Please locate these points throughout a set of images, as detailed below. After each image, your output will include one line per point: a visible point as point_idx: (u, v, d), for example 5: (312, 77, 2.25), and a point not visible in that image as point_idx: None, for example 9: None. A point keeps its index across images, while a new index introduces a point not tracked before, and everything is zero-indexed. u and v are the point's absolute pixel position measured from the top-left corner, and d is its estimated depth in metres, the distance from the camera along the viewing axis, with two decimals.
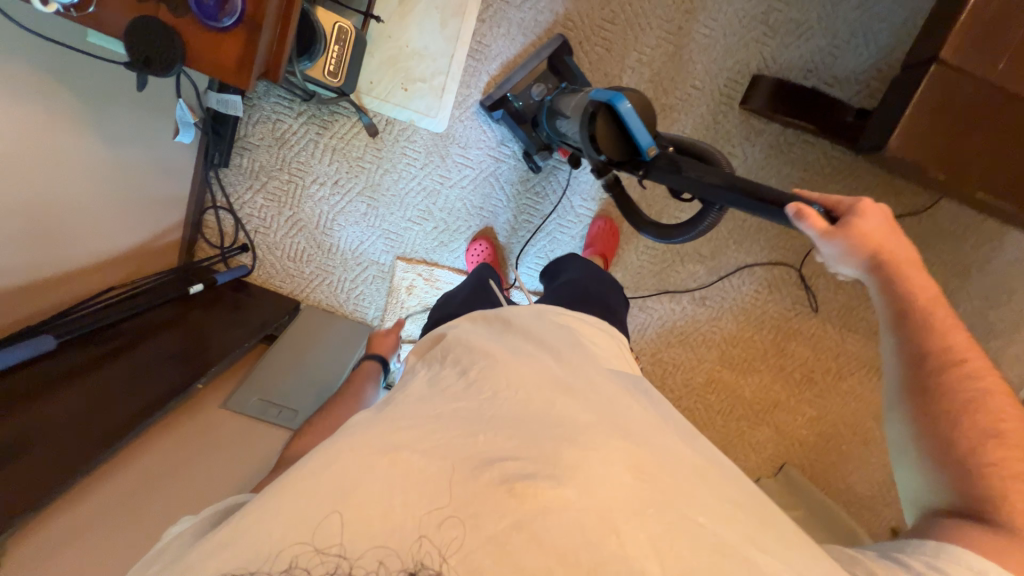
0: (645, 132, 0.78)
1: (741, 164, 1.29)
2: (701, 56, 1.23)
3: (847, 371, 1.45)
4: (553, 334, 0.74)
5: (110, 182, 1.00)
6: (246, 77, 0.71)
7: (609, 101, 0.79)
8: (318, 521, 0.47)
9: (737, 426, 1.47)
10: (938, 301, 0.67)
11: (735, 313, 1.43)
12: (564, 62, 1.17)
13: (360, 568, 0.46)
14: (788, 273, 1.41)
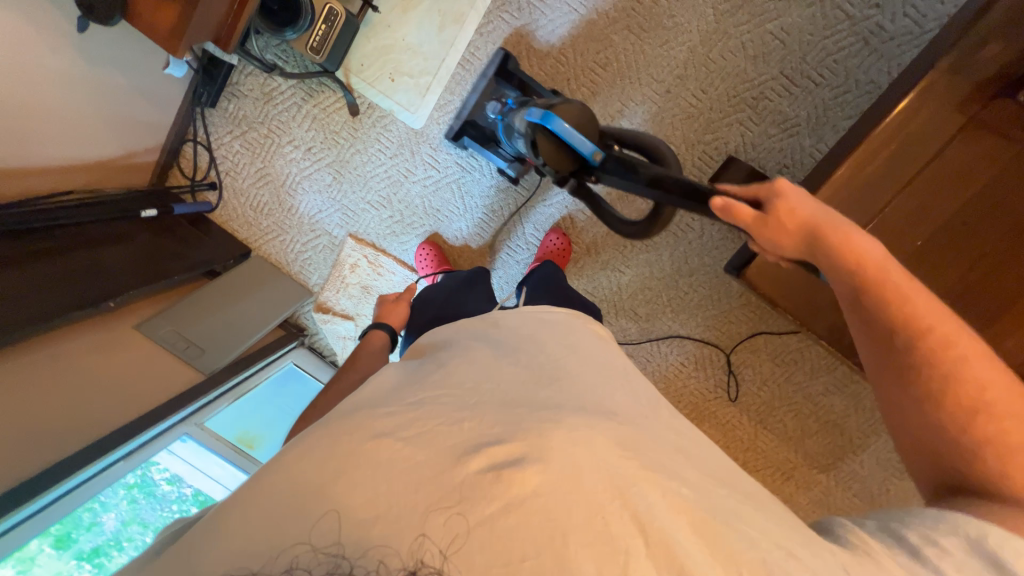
0: (585, 139, 0.73)
1: (697, 239, 1.32)
2: (683, 123, 1.24)
3: (763, 471, 1.41)
4: (507, 338, 0.68)
5: (89, 95, 1.03)
6: (176, 46, 0.80)
7: (540, 122, 0.76)
8: (316, 519, 0.43)
9: None
10: (887, 262, 0.57)
11: (656, 378, 1.43)
12: (506, 73, 1.14)
13: (360, 569, 0.41)
14: (717, 355, 1.39)
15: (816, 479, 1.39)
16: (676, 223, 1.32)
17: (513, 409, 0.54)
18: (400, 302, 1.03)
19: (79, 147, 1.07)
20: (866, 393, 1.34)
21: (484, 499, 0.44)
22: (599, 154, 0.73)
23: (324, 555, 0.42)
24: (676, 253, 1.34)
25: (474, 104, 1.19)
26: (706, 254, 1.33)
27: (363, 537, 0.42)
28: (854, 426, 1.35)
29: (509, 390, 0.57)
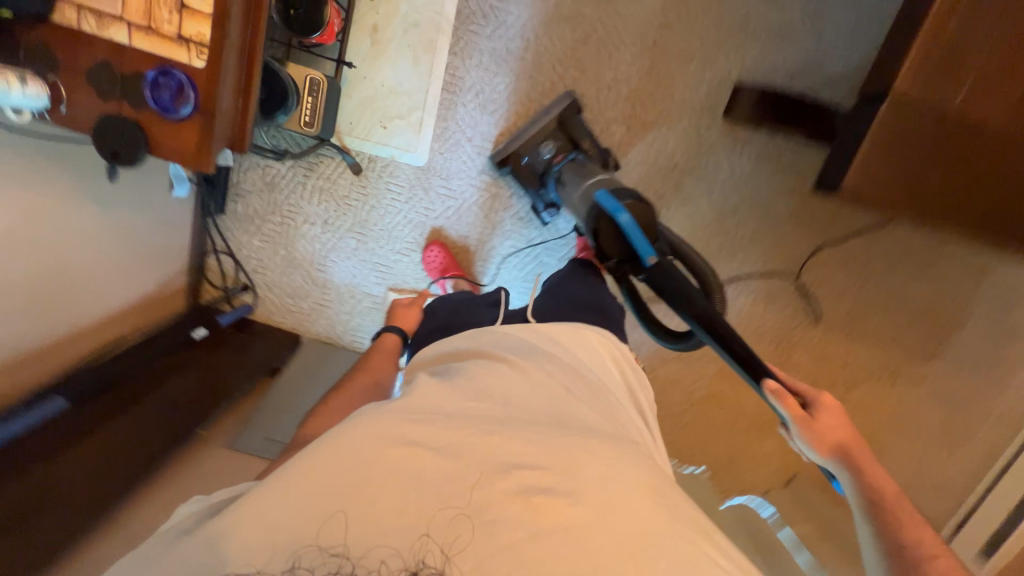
0: (644, 241, 0.85)
1: (729, 176, 1.27)
2: (680, 70, 1.20)
3: (858, 382, 1.38)
4: (514, 350, 0.74)
5: (114, 244, 1.05)
6: (207, 161, 0.69)
7: (610, 211, 0.86)
8: (324, 519, 0.51)
9: (742, 439, 1.48)
10: (899, 496, 0.74)
11: (731, 326, 1.40)
12: (568, 121, 1.17)
13: (363, 568, 0.50)
14: (786, 283, 1.35)
15: (915, 377, 1.37)
16: (704, 166, 1.27)
17: (539, 422, 0.61)
18: (414, 308, 1.07)
19: (121, 291, 1.11)
20: (952, 268, 1.30)
21: (495, 508, 0.52)
22: (654, 257, 0.85)
23: (328, 557, 0.50)
24: (712, 198, 1.29)
25: (528, 138, 1.18)
26: (742, 188, 1.28)
27: (363, 540, 0.50)
28: (948, 310, 1.33)
29: (533, 402, 0.64)
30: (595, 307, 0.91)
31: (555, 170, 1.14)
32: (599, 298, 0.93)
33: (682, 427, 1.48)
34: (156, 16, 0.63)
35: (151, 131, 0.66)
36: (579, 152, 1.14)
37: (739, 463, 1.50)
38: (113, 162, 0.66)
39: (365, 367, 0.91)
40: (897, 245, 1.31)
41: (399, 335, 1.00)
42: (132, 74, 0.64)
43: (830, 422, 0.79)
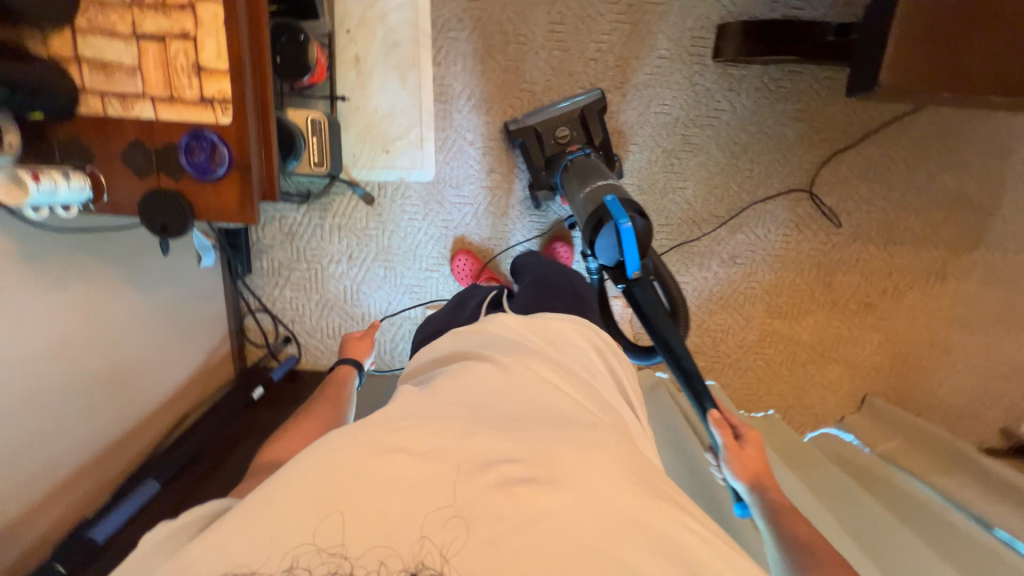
0: (637, 257, 0.89)
1: (732, 117, 1.28)
2: (660, 25, 1.21)
3: (905, 286, 1.42)
4: (507, 345, 0.68)
5: (159, 324, 1.04)
6: (250, 212, 0.68)
7: (615, 219, 0.88)
8: (318, 521, 0.44)
9: (805, 371, 1.48)
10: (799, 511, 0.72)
11: (769, 263, 1.40)
12: (592, 117, 1.19)
13: (360, 569, 0.42)
14: (813, 207, 1.36)
15: (963, 266, 1.39)
16: (706, 113, 1.27)
17: (522, 423, 0.55)
18: (366, 336, 0.99)
19: (174, 369, 1.10)
20: (970, 155, 1.33)
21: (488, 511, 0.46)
22: (638, 274, 0.90)
23: (327, 555, 0.42)
24: (721, 141, 1.30)
25: (548, 117, 1.19)
26: (748, 125, 1.29)
27: (364, 538, 0.43)
28: (979, 197, 1.35)
29: (528, 399, 0.58)
30: (571, 291, 0.89)
31: (566, 160, 1.15)
32: (573, 282, 0.92)
33: (739, 375, 1.48)
34: (178, 84, 0.64)
35: (190, 196, 0.67)
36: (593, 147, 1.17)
37: (808, 395, 1.49)
38: (164, 236, 0.67)
39: (321, 399, 0.81)
40: (913, 145, 1.33)
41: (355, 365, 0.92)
42: (165, 147, 0.65)
43: (754, 457, 0.80)
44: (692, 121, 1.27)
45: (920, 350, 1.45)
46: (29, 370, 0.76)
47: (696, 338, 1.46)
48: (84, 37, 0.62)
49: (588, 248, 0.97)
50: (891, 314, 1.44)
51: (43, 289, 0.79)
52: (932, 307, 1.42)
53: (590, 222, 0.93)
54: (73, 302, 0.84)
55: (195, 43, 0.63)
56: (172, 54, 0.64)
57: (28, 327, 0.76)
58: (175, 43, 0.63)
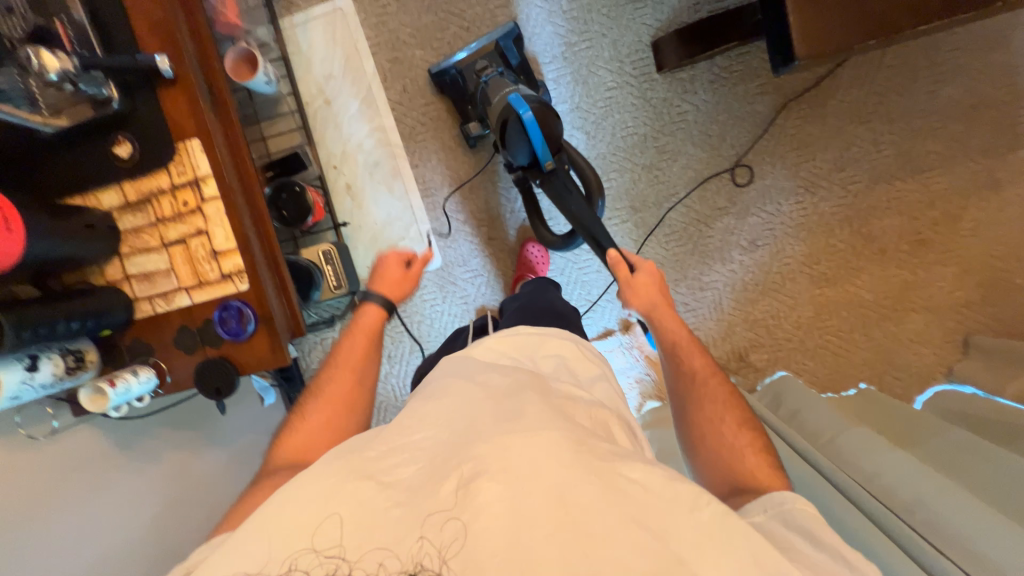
0: (545, 146, 0.96)
1: (699, 114, 1.30)
2: (599, 63, 1.29)
3: (957, 208, 1.29)
4: (489, 361, 0.74)
5: (239, 474, 1.13)
6: (281, 353, 0.77)
7: (518, 110, 0.94)
8: (318, 524, 0.52)
9: (883, 331, 1.34)
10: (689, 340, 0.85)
11: (794, 234, 1.33)
12: (509, 51, 1.22)
13: (361, 570, 0.49)
14: (818, 165, 1.31)
15: (1013, 167, 1.27)
16: (671, 119, 1.30)
17: (473, 428, 0.59)
18: (406, 277, 1.01)
19: None
20: (967, 59, 1.25)
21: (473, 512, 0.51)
22: (551, 163, 0.98)
23: (324, 556, 0.50)
24: (696, 139, 1.31)
25: (470, 52, 1.22)
26: (717, 116, 1.30)
27: (359, 545, 0.51)
28: (999, 94, 1.25)
29: (480, 409, 0.62)
30: (552, 311, 0.97)
31: (482, 83, 1.14)
32: (557, 305, 1.01)
33: (811, 356, 1.36)
34: (203, 270, 0.75)
35: (231, 355, 0.77)
36: (507, 69, 1.19)
37: (899, 356, 1.34)
38: (219, 397, 0.76)
39: (343, 359, 0.88)
40: (899, 71, 1.27)
41: (382, 307, 0.96)
42: (205, 323, 0.77)
43: (646, 282, 0.92)
44: (660, 132, 1.31)
45: (1005, 269, 1.29)
46: (139, 550, 0.84)
47: (748, 331, 1.37)
48: (128, 259, 0.76)
49: (502, 153, 1.03)
50: (955, 241, 1.30)
51: (140, 471, 0.90)
52: (999, 219, 1.29)
53: (497, 124, 0.99)
54: (163, 478, 0.93)
55: (208, 235, 0.75)
56: (193, 249, 0.75)
57: (131, 513, 0.85)
58: (193, 239, 0.75)
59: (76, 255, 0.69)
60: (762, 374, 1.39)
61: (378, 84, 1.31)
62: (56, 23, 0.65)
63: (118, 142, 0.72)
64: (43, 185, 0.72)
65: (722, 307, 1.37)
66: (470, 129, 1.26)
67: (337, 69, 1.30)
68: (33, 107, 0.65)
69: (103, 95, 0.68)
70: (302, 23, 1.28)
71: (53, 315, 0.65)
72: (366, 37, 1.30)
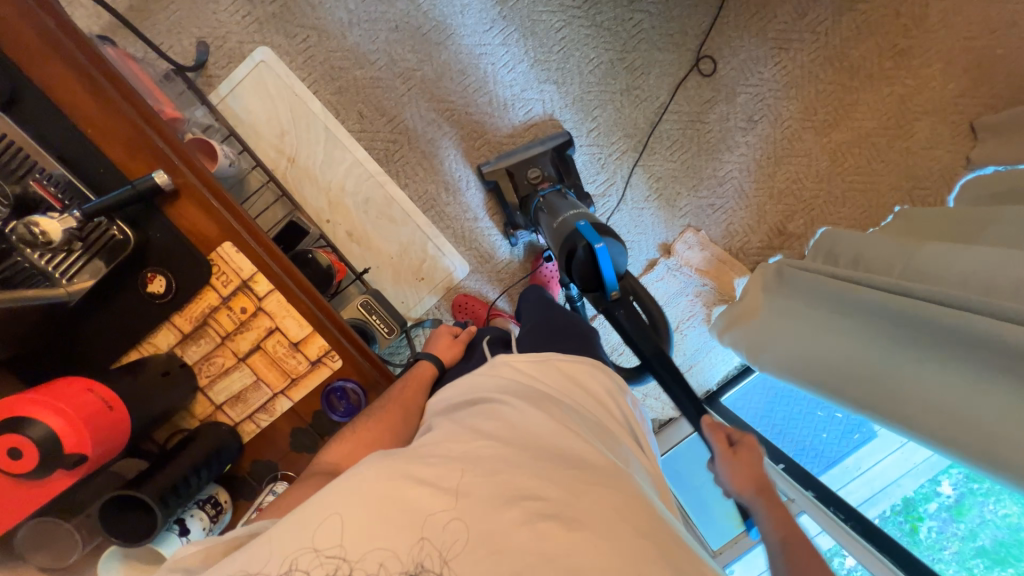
0: (613, 279, 0.93)
1: (654, 18, 1.27)
2: (540, 8, 1.24)
3: (921, 8, 1.31)
4: (521, 390, 0.67)
5: None
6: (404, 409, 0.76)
7: (589, 240, 0.91)
8: (319, 523, 0.50)
9: (897, 150, 1.36)
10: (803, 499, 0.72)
11: (784, 94, 1.33)
12: (563, 158, 1.24)
13: (360, 569, 0.48)
14: (783, 20, 1.29)
15: None
16: (629, 34, 1.27)
17: (546, 456, 0.56)
18: (459, 342, 0.88)
19: None
20: None
21: (518, 548, 0.48)
22: (616, 293, 0.95)
23: (325, 557, 0.48)
24: (660, 43, 1.28)
25: (522, 156, 1.22)
26: (671, 13, 1.27)
27: (363, 544, 0.49)
28: None
29: (537, 436, 0.59)
30: (578, 333, 0.85)
31: (538, 198, 1.17)
32: (574, 321, 0.89)
33: (843, 202, 1.39)
34: (291, 366, 0.72)
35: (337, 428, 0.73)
36: (564, 185, 1.19)
37: (920, 167, 1.36)
38: None
39: (394, 399, 0.72)
40: None
41: (434, 363, 0.81)
42: (315, 413, 0.73)
43: (751, 460, 0.77)
44: (625, 51, 1.27)
45: (983, 45, 1.31)
46: None
47: (776, 205, 1.39)
48: (213, 388, 0.71)
49: (565, 273, 1.00)
50: (928, 37, 1.32)
51: None
52: (959, 2, 1.31)
53: (564, 248, 0.95)
54: None
55: (280, 330, 0.71)
56: (271, 349, 0.71)
57: None
58: (268, 341, 0.71)
59: (162, 407, 0.64)
60: (804, 238, 1.41)
61: (333, 121, 1.24)
62: (32, 184, 0.59)
63: (149, 278, 0.67)
64: (91, 357, 0.67)
65: (745, 193, 1.38)
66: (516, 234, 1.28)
67: (288, 124, 1.22)
68: (49, 279, 0.61)
69: (116, 240, 0.64)
70: (231, 92, 1.19)
71: (182, 472, 0.62)
72: (300, 79, 1.22)
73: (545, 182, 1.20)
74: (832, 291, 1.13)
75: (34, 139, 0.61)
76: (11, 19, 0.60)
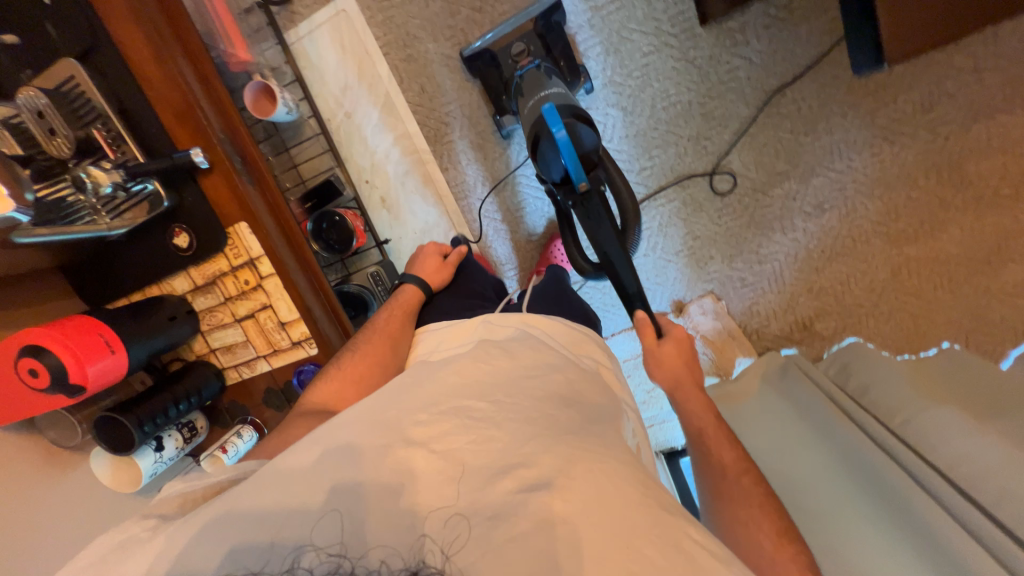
0: (577, 167, 0.88)
1: (752, 69, 1.14)
2: (632, 25, 1.15)
3: None
4: (516, 343, 0.76)
5: None
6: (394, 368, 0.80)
7: (551, 128, 0.85)
8: (317, 518, 0.51)
9: (972, 286, 1.21)
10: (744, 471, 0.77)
11: (867, 191, 1.19)
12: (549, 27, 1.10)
13: (362, 566, 0.48)
14: (899, 111, 1.14)
15: None
16: (719, 79, 1.15)
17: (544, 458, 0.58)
18: (445, 267, 0.99)
19: None
20: None
21: (516, 518, 0.50)
22: (585, 185, 0.90)
23: (325, 554, 0.48)
24: (750, 97, 1.16)
25: (503, 33, 1.12)
26: (775, 67, 1.13)
27: (363, 541, 0.49)
28: None
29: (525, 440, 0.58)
30: (580, 308, 0.95)
31: (516, 78, 1.04)
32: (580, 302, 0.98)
33: (887, 320, 1.27)
34: (275, 340, 0.81)
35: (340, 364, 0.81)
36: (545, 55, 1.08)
37: (993, 311, 1.21)
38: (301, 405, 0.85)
39: (383, 328, 0.85)
40: None
41: (420, 287, 0.94)
42: (287, 382, 0.83)
43: (671, 353, 0.96)
44: (708, 95, 1.16)
45: None
46: None
47: (811, 301, 1.30)
48: (211, 334, 0.82)
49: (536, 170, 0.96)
50: None
51: None
52: None
53: (531, 139, 0.91)
54: None
55: (273, 308, 0.79)
56: (263, 321, 0.80)
57: None
58: (261, 313, 0.80)
59: (166, 344, 0.76)
60: (830, 341, 1.32)
61: (395, 88, 1.25)
62: (93, 132, 0.67)
63: (176, 233, 0.76)
64: (124, 282, 0.79)
65: (783, 279, 1.29)
66: (504, 121, 1.20)
67: (351, 79, 1.25)
68: (94, 215, 0.69)
69: (155, 197, 0.72)
70: (307, 34, 1.22)
71: (163, 406, 0.75)
72: (374, 37, 1.22)
73: (528, 52, 1.07)
74: (823, 416, 1.08)
75: (103, 91, 0.69)
76: None
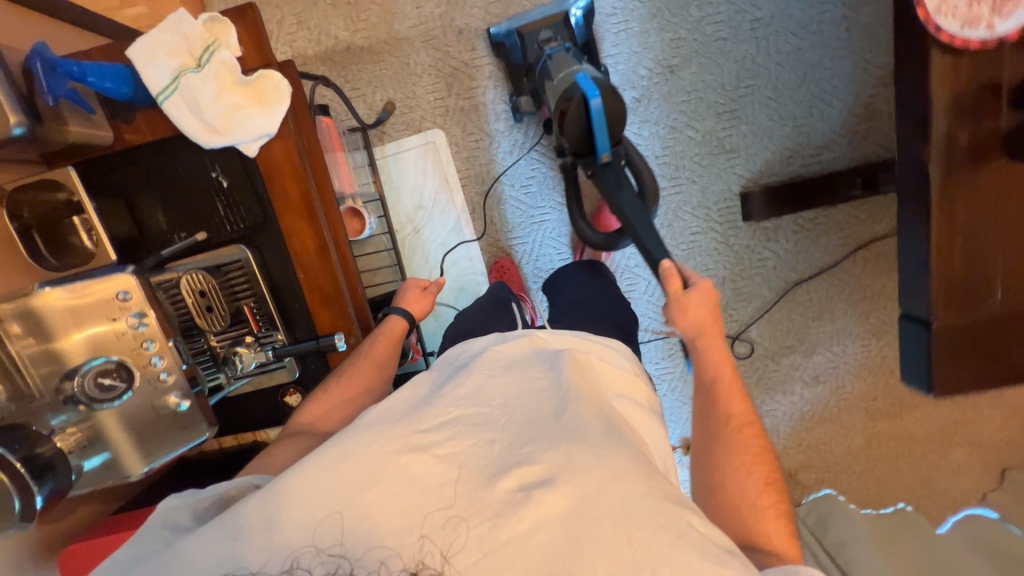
0: (603, 137, 0.94)
1: (779, 262, 1.34)
2: (687, 209, 1.31)
3: None
4: (515, 361, 0.71)
5: None
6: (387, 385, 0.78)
7: (586, 94, 0.91)
8: (320, 519, 0.54)
9: (926, 461, 1.44)
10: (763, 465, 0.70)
11: (855, 372, 1.41)
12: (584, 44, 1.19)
13: (362, 567, 0.53)
14: (888, 318, 1.37)
15: None
16: (751, 264, 1.34)
17: None
18: (427, 295, 0.91)
19: None
20: None
21: (519, 516, 0.53)
22: (608, 156, 0.97)
23: (325, 554, 0.53)
24: (773, 284, 1.35)
25: (532, 21, 1.19)
26: (798, 264, 1.33)
27: (361, 543, 0.54)
28: None
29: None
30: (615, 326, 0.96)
31: (546, 59, 1.13)
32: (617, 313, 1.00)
33: (857, 478, 1.47)
34: None
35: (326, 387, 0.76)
36: (573, 45, 1.15)
37: (938, 483, 1.44)
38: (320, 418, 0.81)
39: (364, 356, 0.78)
40: None
41: (406, 320, 0.84)
42: None
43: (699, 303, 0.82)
44: (739, 275, 1.35)
45: None
46: None
47: (799, 454, 1.48)
48: None
49: (557, 134, 1.01)
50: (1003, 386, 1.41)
51: None
52: None
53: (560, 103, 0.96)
54: None
55: None
56: None
57: None
58: None
59: None
60: (810, 490, 1.49)
61: (467, 215, 1.33)
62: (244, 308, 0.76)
63: (288, 392, 0.82)
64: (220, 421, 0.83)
65: (779, 432, 1.46)
66: (522, 103, 1.23)
67: (426, 201, 1.33)
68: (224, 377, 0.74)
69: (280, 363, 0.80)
70: (394, 155, 1.30)
71: None
72: (456, 169, 1.31)
73: (554, 43, 1.15)
74: None
75: (259, 268, 0.76)
76: (284, 181, 0.73)
